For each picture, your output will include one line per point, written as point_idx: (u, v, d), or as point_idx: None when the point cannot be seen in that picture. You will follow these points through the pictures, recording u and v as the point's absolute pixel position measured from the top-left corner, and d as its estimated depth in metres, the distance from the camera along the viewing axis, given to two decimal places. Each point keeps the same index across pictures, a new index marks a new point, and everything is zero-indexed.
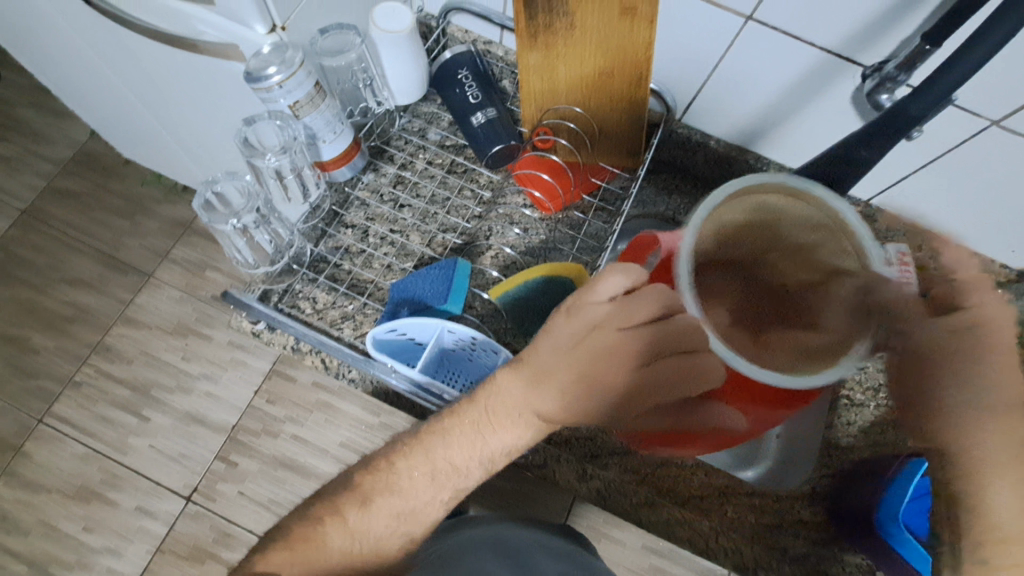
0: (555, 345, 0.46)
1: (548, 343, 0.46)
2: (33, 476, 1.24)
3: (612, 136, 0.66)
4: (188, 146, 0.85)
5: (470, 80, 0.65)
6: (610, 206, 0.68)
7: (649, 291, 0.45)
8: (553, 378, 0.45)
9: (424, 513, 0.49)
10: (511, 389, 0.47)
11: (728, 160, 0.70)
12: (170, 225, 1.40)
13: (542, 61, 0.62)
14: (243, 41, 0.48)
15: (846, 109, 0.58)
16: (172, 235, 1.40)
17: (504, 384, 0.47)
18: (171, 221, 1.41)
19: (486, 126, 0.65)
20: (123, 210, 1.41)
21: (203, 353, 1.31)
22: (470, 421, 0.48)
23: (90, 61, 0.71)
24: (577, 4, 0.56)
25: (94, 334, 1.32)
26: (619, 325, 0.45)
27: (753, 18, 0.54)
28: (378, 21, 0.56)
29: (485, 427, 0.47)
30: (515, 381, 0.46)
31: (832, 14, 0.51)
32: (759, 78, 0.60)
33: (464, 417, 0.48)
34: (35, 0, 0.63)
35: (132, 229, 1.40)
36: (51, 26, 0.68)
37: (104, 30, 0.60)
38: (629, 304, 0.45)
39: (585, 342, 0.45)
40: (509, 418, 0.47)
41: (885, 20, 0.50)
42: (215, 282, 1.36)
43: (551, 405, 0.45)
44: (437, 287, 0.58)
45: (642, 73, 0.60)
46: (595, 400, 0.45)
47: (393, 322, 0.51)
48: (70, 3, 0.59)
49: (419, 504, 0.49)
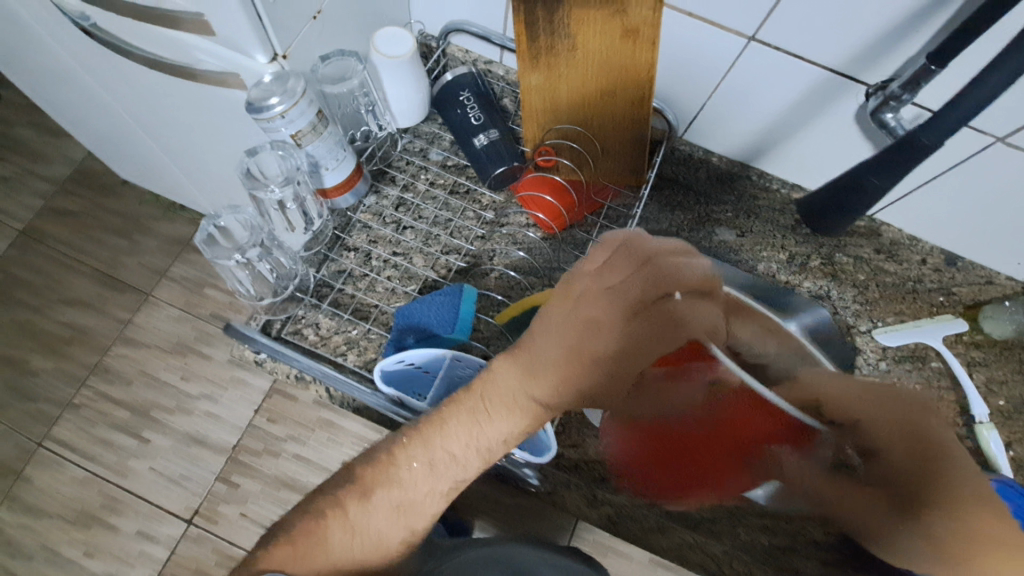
0: (548, 329, 0.48)
1: (543, 326, 0.48)
2: (32, 501, 1.22)
3: (615, 155, 0.66)
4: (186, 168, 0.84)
5: (471, 102, 0.64)
6: (614, 224, 0.68)
7: (623, 256, 0.49)
8: (542, 353, 0.47)
9: (427, 500, 0.49)
10: (509, 375, 0.47)
11: (730, 176, 0.72)
12: (168, 243, 1.39)
13: (544, 82, 0.62)
14: (243, 70, 0.48)
15: (849, 126, 0.58)
16: (170, 253, 1.38)
17: (502, 367, 0.48)
18: (169, 238, 1.40)
19: (489, 148, 0.64)
20: (121, 229, 1.40)
21: (203, 373, 1.30)
22: (468, 409, 0.48)
23: (88, 87, 0.71)
24: (578, 26, 0.56)
25: (93, 355, 1.31)
26: (600, 294, 0.48)
27: (755, 39, 0.54)
28: (380, 45, 0.56)
29: (482, 415, 0.47)
30: (512, 367, 0.47)
31: (834, 34, 0.51)
32: (761, 97, 0.60)
33: (461, 404, 0.48)
34: (33, 28, 0.63)
35: (130, 248, 1.39)
36: (49, 53, 0.67)
37: (103, 58, 0.60)
38: (605, 272, 0.49)
39: (572, 317, 0.48)
40: (504, 402, 0.47)
41: (889, 40, 0.50)
42: (215, 300, 1.35)
43: (545, 385, 0.47)
44: (443, 315, 0.57)
45: (643, 94, 0.60)
46: (586, 371, 0.47)
47: (401, 354, 0.51)
48: (69, 31, 0.58)
49: (424, 492, 0.49)
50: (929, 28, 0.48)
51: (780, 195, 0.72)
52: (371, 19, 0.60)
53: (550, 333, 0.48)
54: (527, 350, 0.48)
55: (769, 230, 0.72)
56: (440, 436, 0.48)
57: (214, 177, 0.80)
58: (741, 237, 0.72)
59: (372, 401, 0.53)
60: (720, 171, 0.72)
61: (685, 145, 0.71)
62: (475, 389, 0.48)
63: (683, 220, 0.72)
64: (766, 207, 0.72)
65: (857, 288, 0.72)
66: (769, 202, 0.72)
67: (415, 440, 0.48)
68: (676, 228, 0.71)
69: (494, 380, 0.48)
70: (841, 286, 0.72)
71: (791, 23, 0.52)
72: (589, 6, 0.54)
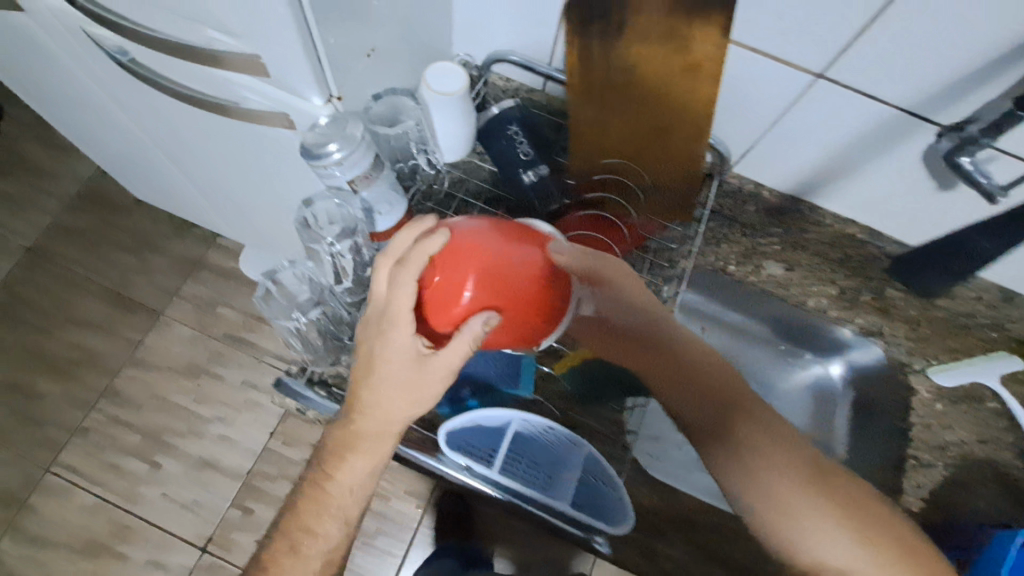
0: (361, 365, 0.47)
1: (370, 356, 0.46)
2: (40, 531, 1.18)
3: (667, 191, 0.63)
4: (209, 195, 0.82)
5: (521, 135, 0.61)
6: (664, 260, 0.66)
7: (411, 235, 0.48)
8: (387, 377, 0.46)
9: (333, 519, 0.50)
10: (368, 415, 0.47)
11: (781, 211, 0.68)
12: (178, 260, 1.36)
13: (596, 117, 0.60)
14: (297, 112, 0.46)
15: (913, 165, 0.56)
16: (180, 271, 1.35)
17: (365, 398, 0.47)
18: (180, 256, 1.36)
19: (537, 185, 0.62)
20: (130, 246, 1.36)
21: (216, 395, 1.26)
22: (345, 442, 0.49)
23: (117, 114, 0.69)
24: (637, 62, 0.54)
25: (102, 378, 1.28)
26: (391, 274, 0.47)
27: (823, 76, 0.52)
28: (430, 81, 0.53)
29: (352, 444, 0.48)
30: (363, 405, 0.47)
31: (908, 74, 0.49)
32: (821, 134, 0.58)
33: (346, 439, 0.49)
34: (62, 57, 0.60)
35: (139, 265, 1.35)
36: (74, 79, 0.64)
37: (136, 88, 0.57)
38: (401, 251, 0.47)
39: (378, 320, 0.46)
40: (351, 443, 0.48)
41: (969, 82, 0.48)
42: (227, 319, 1.32)
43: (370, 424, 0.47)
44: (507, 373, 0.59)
45: (701, 130, 0.57)
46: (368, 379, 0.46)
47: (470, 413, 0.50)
48: (104, 63, 0.56)
49: (338, 512, 0.50)
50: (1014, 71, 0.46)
51: (835, 229, 0.68)
52: (416, 50, 0.57)
53: (398, 358, 0.45)
54: (362, 376, 0.47)
55: (818, 264, 0.70)
56: (324, 459, 0.50)
57: (241, 204, 0.77)
58: (789, 271, 0.71)
59: (437, 468, 0.51)
60: (771, 205, 0.68)
61: (734, 177, 0.68)
62: (352, 421, 0.48)
63: (729, 253, 0.71)
64: (816, 241, 0.69)
65: (908, 325, 0.70)
66: (819, 236, 0.68)
67: (323, 459, 0.50)
68: (723, 262, 0.71)
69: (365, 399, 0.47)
70: (891, 321, 0.70)
71: (864, 63, 0.50)
72: (650, 41, 0.52)
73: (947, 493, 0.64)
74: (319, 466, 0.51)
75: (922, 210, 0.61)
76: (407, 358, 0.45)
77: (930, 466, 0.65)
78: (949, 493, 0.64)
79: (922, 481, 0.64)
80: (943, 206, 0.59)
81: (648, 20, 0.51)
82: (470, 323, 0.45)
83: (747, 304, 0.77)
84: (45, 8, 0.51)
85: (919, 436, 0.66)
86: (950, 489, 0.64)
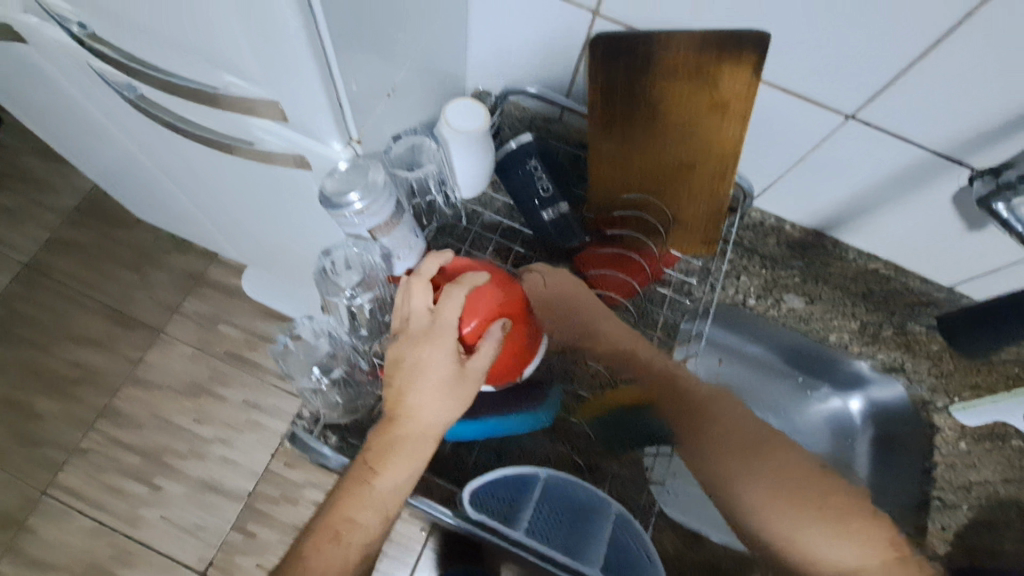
0: (409, 369, 0.48)
1: (416, 362, 0.47)
2: (37, 554, 1.16)
3: (688, 225, 0.62)
4: (216, 221, 0.80)
5: (540, 170, 0.59)
6: (683, 296, 0.64)
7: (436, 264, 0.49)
8: (434, 380, 0.47)
9: (375, 509, 0.47)
10: (420, 415, 0.48)
11: (803, 245, 0.69)
12: (180, 277, 1.34)
13: (617, 151, 0.58)
14: (314, 155, 0.44)
15: (941, 205, 0.55)
16: (182, 288, 1.33)
17: (415, 398, 0.48)
18: (181, 272, 1.34)
19: (556, 222, 0.60)
20: (130, 262, 1.34)
21: (217, 415, 1.24)
22: (383, 446, 0.47)
23: (123, 143, 0.67)
24: (663, 99, 0.53)
25: (101, 397, 1.25)
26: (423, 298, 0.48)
27: (854, 117, 0.51)
28: (451, 118, 0.52)
29: (394, 449, 0.47)
30: (414, 404, 0.48)
31: (943, 118, 0.48)
32: (847, 172, 0.57)
33: (388, 442, 0.48)
34: (67, 88, 0.58)
35: (139, 282, 1.33)
36: (80, 108, 0.62)
37: (146, 122, 0.56)
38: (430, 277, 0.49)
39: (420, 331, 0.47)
40: (391, 448, 0.47)
41: (1009, 124, 0.46)
42: (229, 337, 1.30)
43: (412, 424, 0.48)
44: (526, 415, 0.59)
45: (726, 168, 0.56)
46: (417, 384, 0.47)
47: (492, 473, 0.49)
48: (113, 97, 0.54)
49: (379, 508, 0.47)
50: None
51: (856, 265, 0.69)
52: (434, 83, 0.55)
53: (446, 361, 0.47)
54: (403, 384, 0.48)
55: (839, 298, 0.69)
56: (367, 453, 0.47)
57: (250, 232, 0.75)
58: (811, 304, 0.69)
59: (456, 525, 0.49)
60: (795, 240, 0.69)
61: (756, 213, 0.68)
62: (398, 422, 0.48)
63: (749, 285, 0.68)
64: (838, 274, 0.69)
65: (931, 361, 0.68)
66: (842, 270, 0.69)
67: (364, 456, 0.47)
68: (742, 294, 0.69)
69: (407, 408, 0.48)
70: (914, 358, 0.69)
71: (900, 105, 0.48)
72: (678, 79, 0.51)
73: (974, 536, 0.62)
74: (362, 462, 0.47)
75: (945, 248, 0.61)
76: (447, 370, 0.47)
77: (956, 507, 0.64)
78: (976, 536, 0.63)
79: (947, 523, 0.63)
80: (972, 243, 0.59)
81: (677, 59, 0.50)
82: (491, 330, 0.47)
83: (772, 338, 0.76)
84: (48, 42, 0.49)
85: (946, 476, 0.65)
86: (976, 532, 0.62)
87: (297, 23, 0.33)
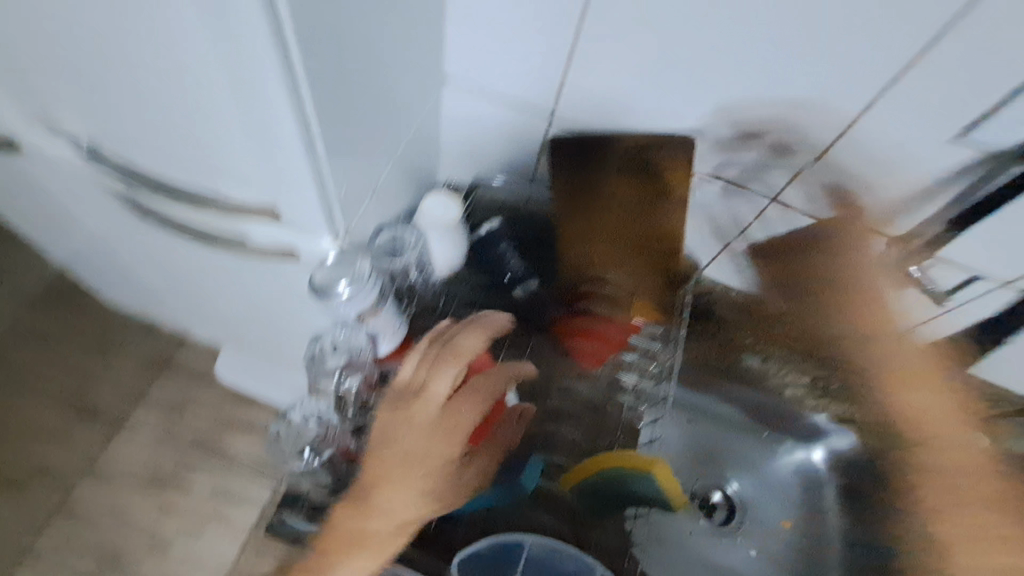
0: (417, 446, 0.51)
1: (424, 443, 0.51)
2: None
3: (647, 299, 0.68)
4: (198, 313, 0.82)
5: (510, 252, 0.64)
6: (648, 362, 0.70)
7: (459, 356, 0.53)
8: (441, 460, 0.51)
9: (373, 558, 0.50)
10: (415, 491, 0.50)
11: (753, 308, 0.73)
12: (111, 370, 1.18)
13: (578, 234, 0.63)
14: (304, 252, 0.48)
15: (864, 271, 0.63)
16: (115, 384, 1.18)
17: (415, 476, 0.50)
18: (112, 366, 1.19)
19: (529, 298, 0.64)
20: (52, 357, 1.18)
21: (159, 525, 1.09)
22: (373, 505, 0.50)
23: (111, 245, 0.70)
24: (614, 188, 0.60)
25: (18, 517, 1.07)
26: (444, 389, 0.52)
27: (777, 200, 0.59)
28: (427, 211, 0.57)
29: (380, 509, 0.50)
30: (411, 478, 0.50)
31: (849, 200, 0.56)
32: (779, 245, 0.65)
33: (375, 502, 0.50)
34: (64, 199, 0.62)
35: (64, 378, 1.17)
36: (67, 210, 0.65)
37: (141, 225, 0.59)
38: (453, 371, 0.52)
39: (441, 419, 0.51)
40: (380, 511, 0.50)
41: (905, 207, 0.54)
42: (174, 434, 1.16)
43: (404, 497, 0.50)
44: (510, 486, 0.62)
45: (675, 247, 0.63)
46: (426, 468, 0.50)
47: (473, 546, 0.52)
48: (105, 204, 0.58)
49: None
50: (941, 201, 0.53)
51: None
52: (407, 177, 0.61)
53: (455, 450, 0.52)
54: (399, 458, 0.50)
55: (792, 357, 0.75)
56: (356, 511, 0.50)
57: (233, 324, 0.78)
58: (765, 362, 0.76)
59: None
60: (745, 304, 0.73)
61: (707, 282, 0.73)
62: (389, 490, 0.50)
63: (707, 348, 0.76)
64: (788, 332, 0.74)
65: None
66: (791, 329, 0.74)
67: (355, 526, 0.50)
68: (702, 356, 0.75)
69: (402, 482, 0.50)
70: None
71: (814, 192, 0.56)
72: (627, 173, 0.59)
73: None
74: (353, 525, 0.50)
75: None
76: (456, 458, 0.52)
77: None
78: None
79: None
80: (896, 307, 0.66)
81: (626, 155, 0.58)
82: (500, 429, 0.57)
83: (732, 395, 0.81)
84: (48, 157, 0.53)
85: (911, 523, 0.69)
86: None
87: (294, 131, 0.38)
